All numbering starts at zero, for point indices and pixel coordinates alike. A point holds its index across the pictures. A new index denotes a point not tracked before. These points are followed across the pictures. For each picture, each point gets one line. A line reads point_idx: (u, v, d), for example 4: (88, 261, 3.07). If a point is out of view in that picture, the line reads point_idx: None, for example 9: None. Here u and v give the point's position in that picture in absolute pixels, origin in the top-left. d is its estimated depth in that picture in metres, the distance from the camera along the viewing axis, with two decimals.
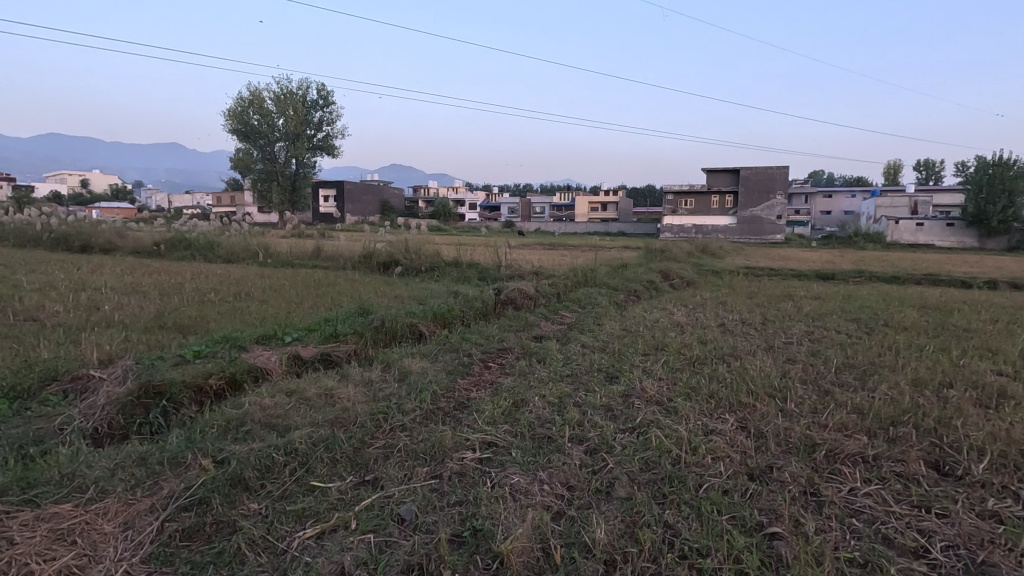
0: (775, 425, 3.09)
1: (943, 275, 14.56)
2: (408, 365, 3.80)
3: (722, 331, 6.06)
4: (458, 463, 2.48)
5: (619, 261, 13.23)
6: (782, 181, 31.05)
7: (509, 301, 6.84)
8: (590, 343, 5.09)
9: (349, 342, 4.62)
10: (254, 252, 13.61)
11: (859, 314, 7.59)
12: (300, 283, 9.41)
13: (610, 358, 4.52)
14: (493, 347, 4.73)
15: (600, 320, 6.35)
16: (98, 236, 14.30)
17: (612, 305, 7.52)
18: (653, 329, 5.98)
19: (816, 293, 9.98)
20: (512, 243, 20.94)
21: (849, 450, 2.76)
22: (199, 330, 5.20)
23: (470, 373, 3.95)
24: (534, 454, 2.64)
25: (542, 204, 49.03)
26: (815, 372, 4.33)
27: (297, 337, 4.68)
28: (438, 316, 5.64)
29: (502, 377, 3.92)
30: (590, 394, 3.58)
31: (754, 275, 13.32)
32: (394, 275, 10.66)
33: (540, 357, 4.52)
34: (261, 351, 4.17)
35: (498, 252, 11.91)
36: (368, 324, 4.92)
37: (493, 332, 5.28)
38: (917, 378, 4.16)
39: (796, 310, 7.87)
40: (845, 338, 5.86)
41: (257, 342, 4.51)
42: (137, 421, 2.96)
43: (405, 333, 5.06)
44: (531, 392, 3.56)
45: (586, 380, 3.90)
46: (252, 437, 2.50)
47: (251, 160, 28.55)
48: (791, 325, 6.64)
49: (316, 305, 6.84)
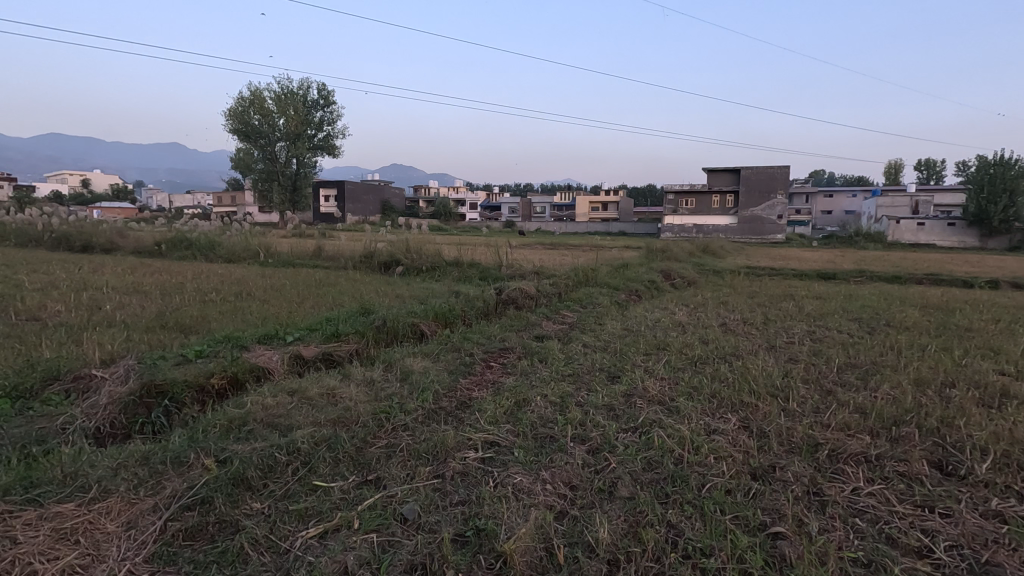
0: (778, 425, 3.09)
1: (945, 274, 14.53)
2: (410, 365, 3.79)
3: (724, 331, 6.06)
4: (460, 463, 2.47)
5: (620, 261, 13.21)
6: (783, 180, 31.03)
7: (510, 301, 6.84)
8: (592, 343, 5.08)
9: (350, 341, 4.62)
10: (255, 252, 13.62)
11: (861, 313, 7.58)
12: (301, 282, 9.41)
13: (611, 358, 4.51)
14: (494, 347, 4.72)
15: (602, 320, 6.35)
16: (99, 236, 14.31)
17: (613, 305, 7.51)
18: (654, 329, 5.98)
19: (818, 293, 9.97)
20: (513, 243, 20.91)
21: (852, 450, 2.75)
22: (201, 329, 5.20)
23: (472, 373, 3.95)
24: (536, 453, 2.64)
25: (543, 204, 49.02)
26: (817, 372, 4.33)
27: (299, 337, 4.69)
28: (439, 316, 5.64)
29: (504, 377, 3.92)
30: (591, 393, 3.57)
31: (756, 275, 13.29)
32: (394, 274, 10.66)
33: (542, 356, 4.51)
34: (263, 350, 4.17)
35: (499, 251, 11.90)
36: (369, 324, 4.92)
37: (494, 332, 5.27)
38: (919, 377, 4.16)
39: (798, 309, 7.86)
40: (847, 338, 5.85)
41: (258, 341, 4.51)
42: (140, 420, 2.96)
43: (407, 332, 5.06)
44: (533, 392, 3.56)
45: (587, 380, 3.90)
46: (255, 437, 2.51)
47: (251, 160, 28.54)
48: (793, 325, 6.63)
49: (318, 304, 6.84)
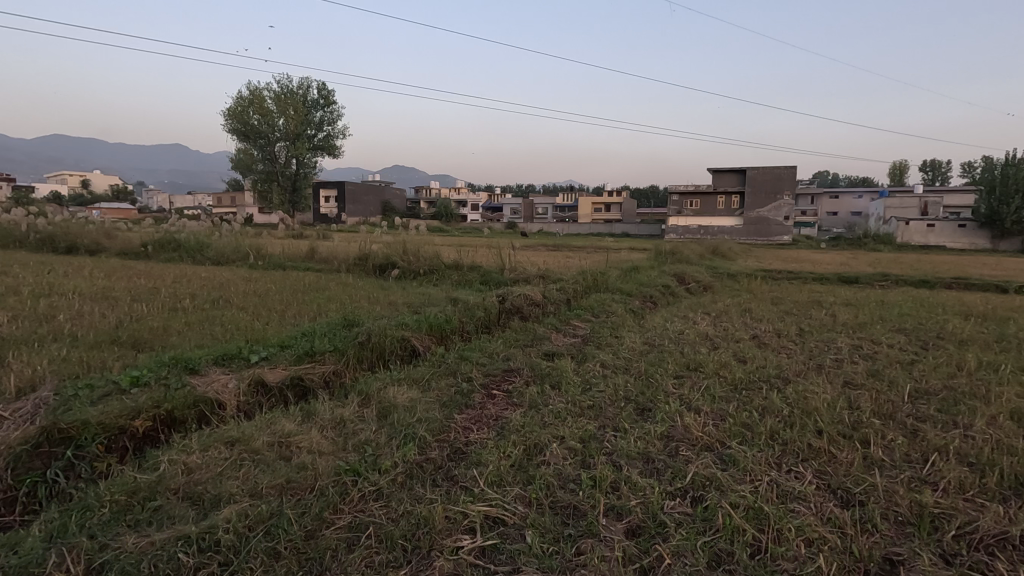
0: (871, 487, 2.36)
1: (975, 278, 13.65)
2: (393, 397, 3.07)
3: (758, 345, 5.31)
4: (451, 560, 1.75)
5: (630, 263, 12.47)
6: (790, 181, 30.24)
7: (515, 310, 6.11)
8: (611, 362, 4.33)
9: (327, 361, 3.89)
10: (245, 253, 12.90)
11: (903, 324, 6.81)
12: (288, 287, 8.69)
13: (637, 384, 3.77)
14: (497, 368, 3.97)
15: (618, 332, 5.60)
16: (84, 237, 13.60)
17: (628, 314, 6.76)
18: (678, 343, 5.22)
19: (845, 299, 9.17)
20: (515, 245, 20.20)
21: (985, 528, 2.03)
22: (158, 346, 4.48)
23: (470, 405, 3.22)
24: (557, 540, 1.91)
25: (546, 205, 48.38)
26: (888, 402, 3.57)
27: (267, 356, 3.95)
28: (434, 329, 4.90)
29: (510, 410, 3.19)
30: (620, 436, 2.84)
31: (772, 279, 12.56)
32: (390, 278, 9.94)
33: (555, 382, 3.75)
34: (217, 375, 3.44)
35: (501, 252, 11.18)
36: (352, 340, 4.20)
37: (497, 348, 4.53)
38: (1015, 411, 3.40)
39: (831, 319, 7.10)
40: (900, 355, 5.09)
41: (215, 363, 3.77)
42: (31, 478, 2.22)
43: (395, 350, 4.32)
44: (546, 434, 2.82)
45: (612, 415, 3.16)
46: (163, 521, 1.79)
47: (251, 160, 27.74)
48: (834, 337, 5.89)
49: (300, 315, 6.11)
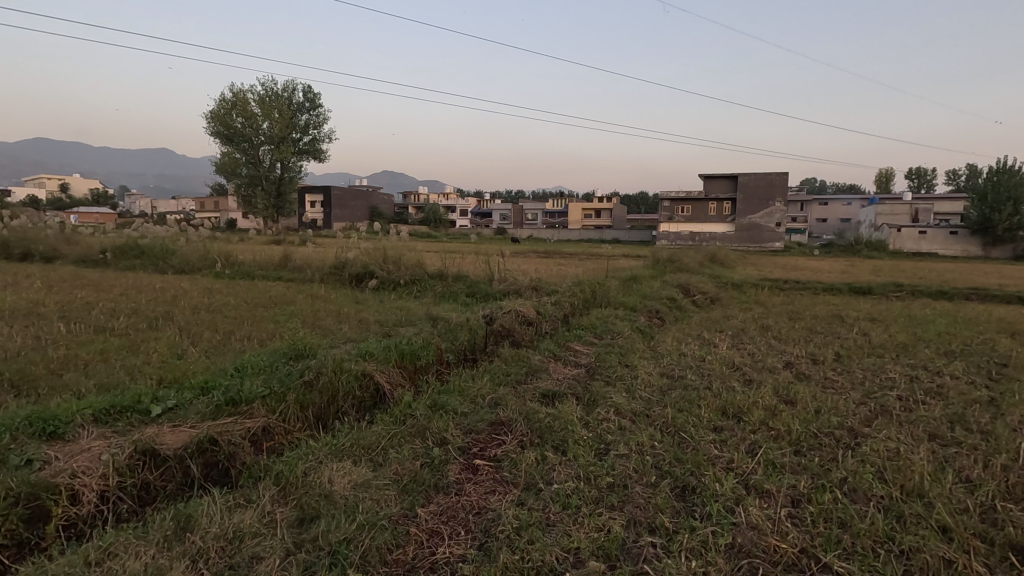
0: None
1: (991, 289, 12.89)
2: (327, 486, 2.08)
3: (799, 377, 4.40)
4: None
5: (629, 272, 11.58)
6: (783, 187, 29.68)
7: (506, 332, 5.12)
8: (629, 407, 3.38)
9: (252, 410, 2.89)
10: (211, 261, 11.80)
11: (949, 346, 5.92)
12: (249, 300, 7.65)
13: (669, 444, 2.82)
14: (482, 422, 3.00)
15: (629, 360, 4.67)
16: (39, 243, 12.42)
17: (636, 335, 5.83)
18: (704, 375, 4.30)
19: (868, 314, 8.29)
20: (506, 252, 19.31)
21: None
22: (46, 386, 3.45)
23: (442, 488, 2.27)
24: None
25: (536, 210, 47.54)
26: (1007, 470, 2.65)
27: (174, 407, 2.94)
28: (404, 358, 3.92)
29: (499, 497, 2.23)
30: (664, 550, 1.90)
31: (780, 289, 11.72)
32: (366, 289, 8.96)
33: (558, 441, 2.80)
34: (90, 440, 2.46)
35: (489, 260, 10.22)
36: (294, 380, 3.23)
37: (483, 388, 3.57)
38: None
39: (865, 340, 6.19)
40: (972, 389, 4.18)
41: (100, 415, 2.78)
42: None
43: (351, 392, 3.33)
44: (553, 546, 1.86)
45: (648, 504, 2.21)
46: None
47: (235, 164, 26.41)
48: (881, 364, 4.98)
49: (249, 338, 5.09)
